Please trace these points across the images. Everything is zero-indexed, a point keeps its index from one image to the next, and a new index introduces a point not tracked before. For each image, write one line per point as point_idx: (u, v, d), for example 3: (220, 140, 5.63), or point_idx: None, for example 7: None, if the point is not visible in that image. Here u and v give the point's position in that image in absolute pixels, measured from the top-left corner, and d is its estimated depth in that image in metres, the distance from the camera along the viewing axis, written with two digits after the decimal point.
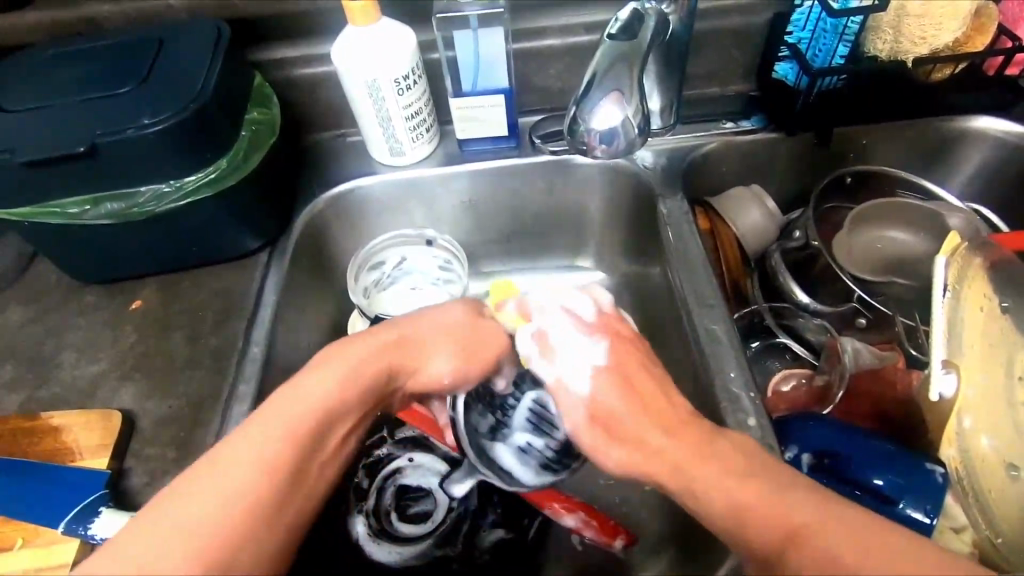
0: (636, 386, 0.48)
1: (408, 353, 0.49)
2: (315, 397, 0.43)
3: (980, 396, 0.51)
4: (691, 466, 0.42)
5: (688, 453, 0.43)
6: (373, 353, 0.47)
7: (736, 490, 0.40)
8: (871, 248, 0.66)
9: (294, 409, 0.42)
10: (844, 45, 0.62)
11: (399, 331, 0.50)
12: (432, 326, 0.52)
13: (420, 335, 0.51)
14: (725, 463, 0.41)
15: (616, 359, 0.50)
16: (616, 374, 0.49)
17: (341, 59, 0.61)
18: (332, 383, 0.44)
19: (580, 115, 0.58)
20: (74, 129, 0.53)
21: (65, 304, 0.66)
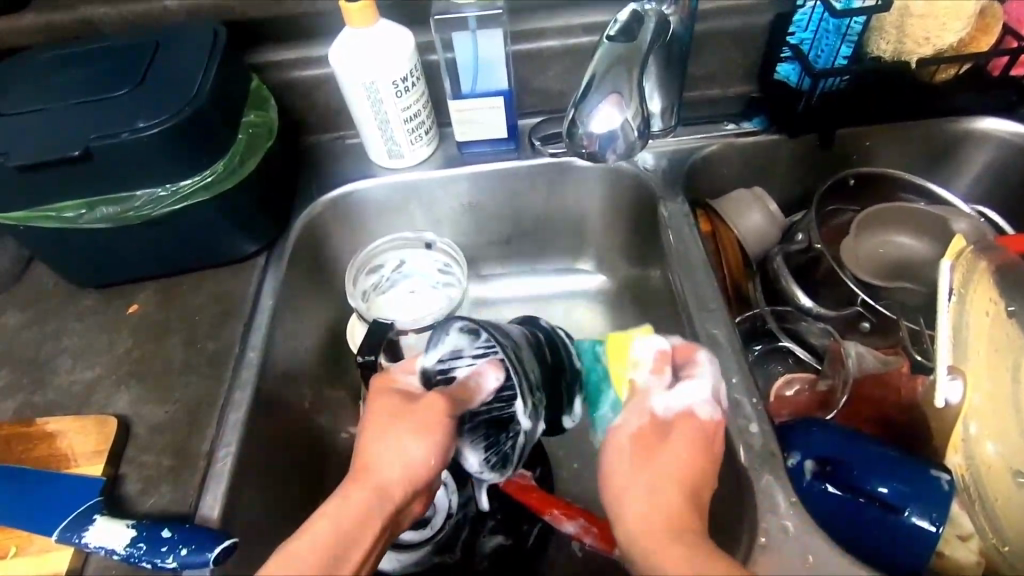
0: (678, 446, 0.46)
1: (392, 467, 0.46)
2: (314, 544, 0.40)
3: (986, 402, 0.50)
4: (664, 557, 0.39)
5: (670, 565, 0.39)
6: (351, 487, 0.44)
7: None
8: (873, 254, 0.65)
9: (292, 560, 0.39)
10: (846, 45, 0.61)
11: (373, 448, 0.47)
12: (405, 430, 0.47)
13: (377, 441, 0.47)
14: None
15: (694, 432, 0.48)
16: (639, 443, 0.47)
17: (338, 61, 0.61)
18: (328, 527, 0.42)
19: (579, 117, 0.58)
20: (69, 132, 0.53)
21: (62, 308, 0.65)
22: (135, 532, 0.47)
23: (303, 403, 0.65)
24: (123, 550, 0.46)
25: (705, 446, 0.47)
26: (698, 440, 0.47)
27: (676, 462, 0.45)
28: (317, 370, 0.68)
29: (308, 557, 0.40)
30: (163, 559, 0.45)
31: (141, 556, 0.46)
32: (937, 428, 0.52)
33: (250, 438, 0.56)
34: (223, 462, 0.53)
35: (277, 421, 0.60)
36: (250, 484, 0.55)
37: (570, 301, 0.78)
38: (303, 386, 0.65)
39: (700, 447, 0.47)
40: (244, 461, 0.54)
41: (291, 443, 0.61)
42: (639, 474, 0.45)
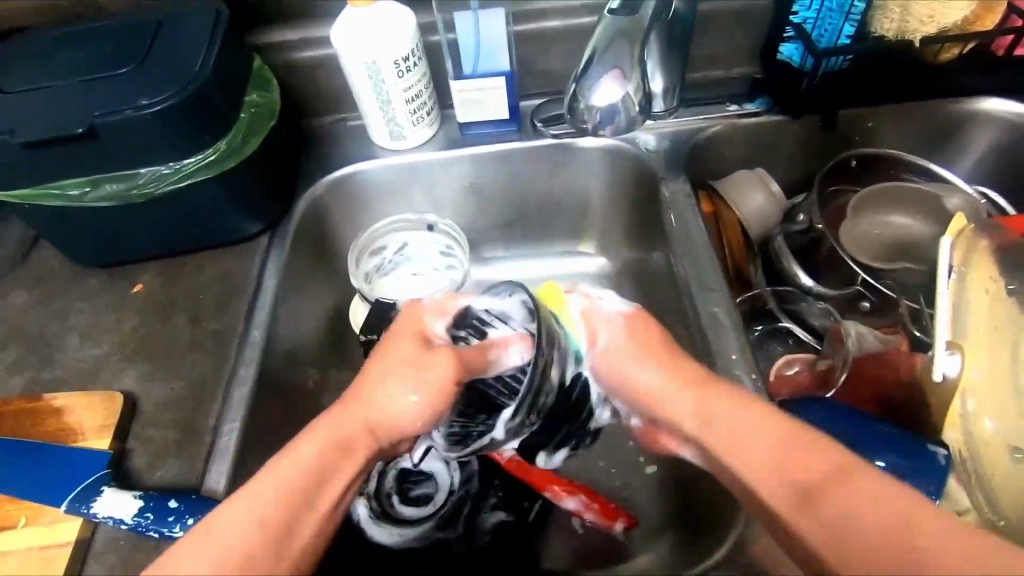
0: (659, 346, 0.53)
1: (385, 408, 0.49)
2: (298, 463, 0.44)
3: (987, 377, 0.50)
4: (728, 433, 0.46)
5: (723, 435, 0.46)
6: (348, 420, 0.48)
7: (773, 446, 0.43)
8: (866, 234, 0.65)
9: (279, 477, 0.43)
10: (850, 24, 0.61)
11: (370, 385, 0.50)
12: (406, 379, 0.50)
13: (378, 383, 0.50)
14: (755, 437, 0.44)
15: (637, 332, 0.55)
16: (629, 326, 0.55)
17: (339, 41, 0.61)
18: (324, 451, 0.45)
19: (580, 92, 0.59)
20: (72, 110, 0.53)
21: (68, 288, 0.66)
22: (143, 503, 0.48)
23: (307, 382, 0.65)
24: (131, 519, 0.47)
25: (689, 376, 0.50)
26: (644, 335, 0.54)
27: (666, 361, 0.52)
28: (321, 350, 0.69)
29: (297, 470, 0.44)
30: (171, 528, 0.46)
31: (149, 525, 0.47)
32: (936, 405, 0.53)
33: (255, 414, 0.57)
34: (229, 437, 0.54)
35: (282, 399, 0.61)
36: (255, 458, 0.55)
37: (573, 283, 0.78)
38: (307, 365, 0.66)
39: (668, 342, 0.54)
40: (250, 437, 0.55)
41: (296, 421, 0.62)
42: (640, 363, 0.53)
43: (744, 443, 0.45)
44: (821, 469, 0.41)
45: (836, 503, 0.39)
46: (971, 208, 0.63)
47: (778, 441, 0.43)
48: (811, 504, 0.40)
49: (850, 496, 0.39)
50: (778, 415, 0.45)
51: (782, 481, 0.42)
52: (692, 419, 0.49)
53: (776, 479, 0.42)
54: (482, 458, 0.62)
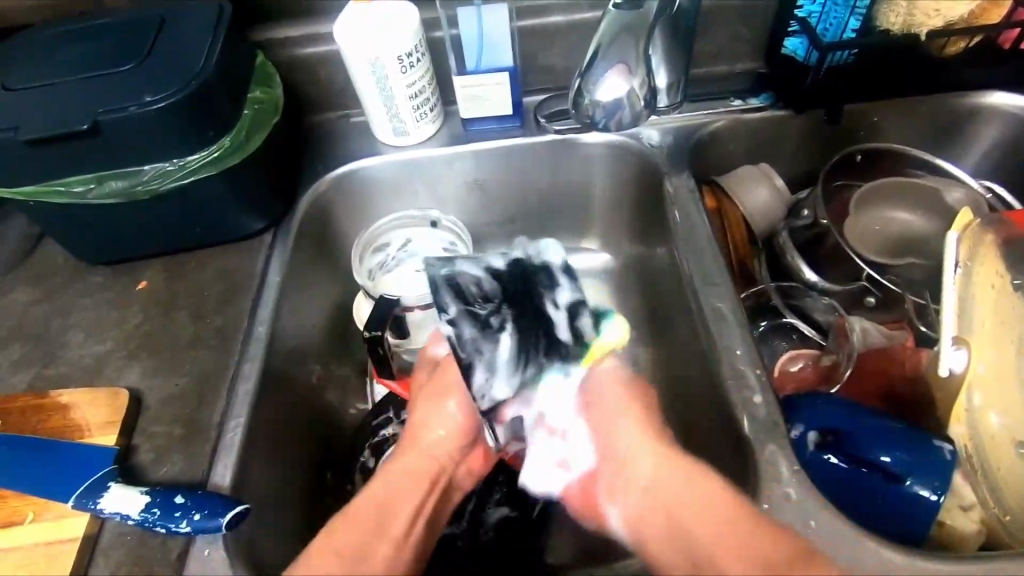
0: (626, 409, 0.53)
1: (431, 433, 0.55)
2: (371, 501, 0.49)
3: (990, 371, 0.51)
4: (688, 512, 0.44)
5: (685, 513, 0.45)
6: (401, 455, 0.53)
7: (726, 517, 0.43)
8: (869, 228, 0.65)
9: (355, 517, 0.47)
10: (856, 18, 0.61)
11: (417, 418, 0.56)
12: (437, 400, 0.56)
13: (419, 413, 0.56)
14: (716, 509, 0.43)
15: (621, 386, 0.54)
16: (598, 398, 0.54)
17: (342, 36, 0.60)
18: (391, 488, 0.50)
19: (584, 87, 0.59)
20: (76, 107, 0.53)
21: (72, 285, 0.66)
22: (149, 498, 0.48)
23: (311, 378, 0.65)
24: (137, 515, 0.47)
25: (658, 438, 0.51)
26: (628, 390, 0.55)
27: (639, 423, 0.52)
28: (325, 347, 0.69)
29: (364, 504, 0.48)
30: (178, 524, 0.46)
31: (156, 521, 0.47)
32: (942, 400, 0.52)
33: (260, 410, 0.57)
34: (234, 434, 0.54)
35: (287, 396, 0.61)
36: (260, 454, 0.56)
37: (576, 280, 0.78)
38: (311, 362, 0.66)
39: (647, 406, 0.54)
40: (254, 433, 0.55)
41: (300, 417, 0.62)
42: (610, 427, 0.53)
43: (716, 513, 0.43)
44: (778, 552, 0.40)
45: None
46: (972, 202, 0.63)
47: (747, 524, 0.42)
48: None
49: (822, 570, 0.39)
50: (718, 481, 0.45)
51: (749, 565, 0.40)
52: (656, 486, 0.47)
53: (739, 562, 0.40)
54: None
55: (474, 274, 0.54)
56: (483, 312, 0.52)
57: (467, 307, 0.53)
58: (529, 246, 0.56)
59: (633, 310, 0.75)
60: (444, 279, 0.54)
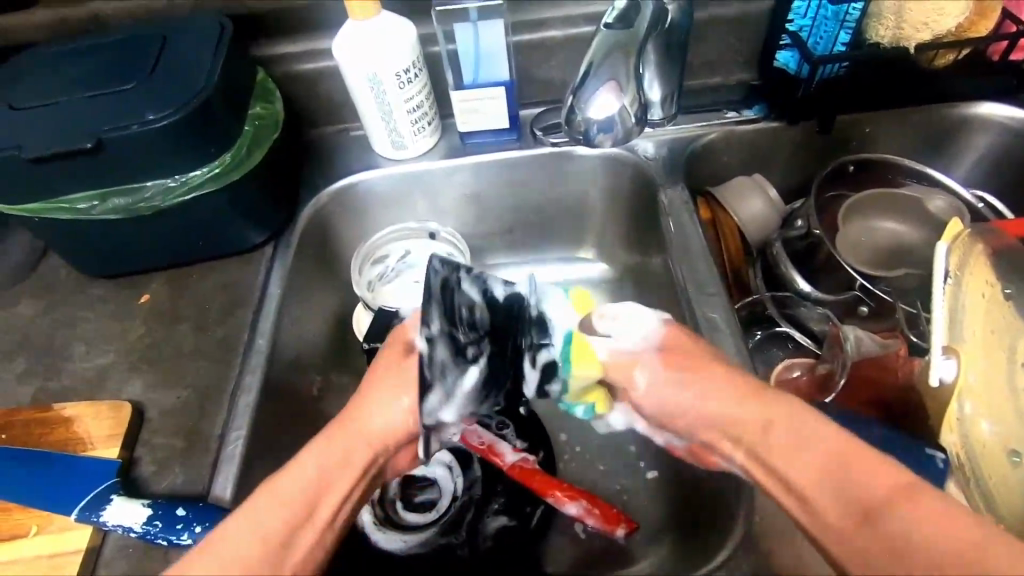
0: (698, 374, 0.49)
1: (377, 423, 0.48)
2: (297, 484, 0.44)
3: (980, 381, 0.51)
4: (774, 446, 0.44)
5: (778, 448, 0.44)
6: (340, 435, 0.47)
7: (822, 443, 0.42)
8: (853, 241, 0.66)
9: (280, 493, 0.43)
10: (844, 32, 0.63)
11: (365, 401, 0.49)
12: (392, 389, 0.50)
13: (365, 396, 0.50)
14: (808, 439, 0.42)
15: (672, 345, 0.52)
16: (665, 359, 0.51)
17: (341, 53, 0.62)
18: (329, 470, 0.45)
19: (577, 104, 0.60)
20: (80, 126, 0.54)
21: (76, 298, 0.67)
22: (151, 511, 0.49)
23: (312, 389, 0.66)
24: (139, 528, 0.48)
25: (748, 390, 0.47)
26: (676, 348, 0.52)
27: (716, 375, 0.49)
28: (325, 357, 0.69)
29: (296, 484, 0.44)
30: (179, 536, 0.47)
31: (157, 533, 0.48)
32: (933, 408, 0.53)
33: (260, 422, 0.57)
34: (234, 445, 0.54)
35: (288, 407, 0.62)
36: (261, 466, 0.56)
37: (574, 289, 0.78)
38: (311, 372, 0.67)
39: (703, 355, 0.51)
40: (255, 445, 0.56)
41: (301, 428, 0.63)
42: (686, 396, 0.50)
43: (798, 450, 0.42)
44: (876, 487, 0.38)
45: (901, 524, 0.36)
46: (954, 210, 0.65)
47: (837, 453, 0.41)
48: (869, 520, 0.38)
49: (923, 507, 0.37)
50: (818, 416, 0.43)
51: (840, 497, 0.39)
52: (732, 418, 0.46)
53: (828, 491, 0.40)
54: (484, 462, 0.64)
55: (470, 297, 0.52)
56: (464, 340, 0.51)
57: (451, 322, 0.51)
58: (535, 287, 0.55)
59: None
60: (440, 288, 0.51)
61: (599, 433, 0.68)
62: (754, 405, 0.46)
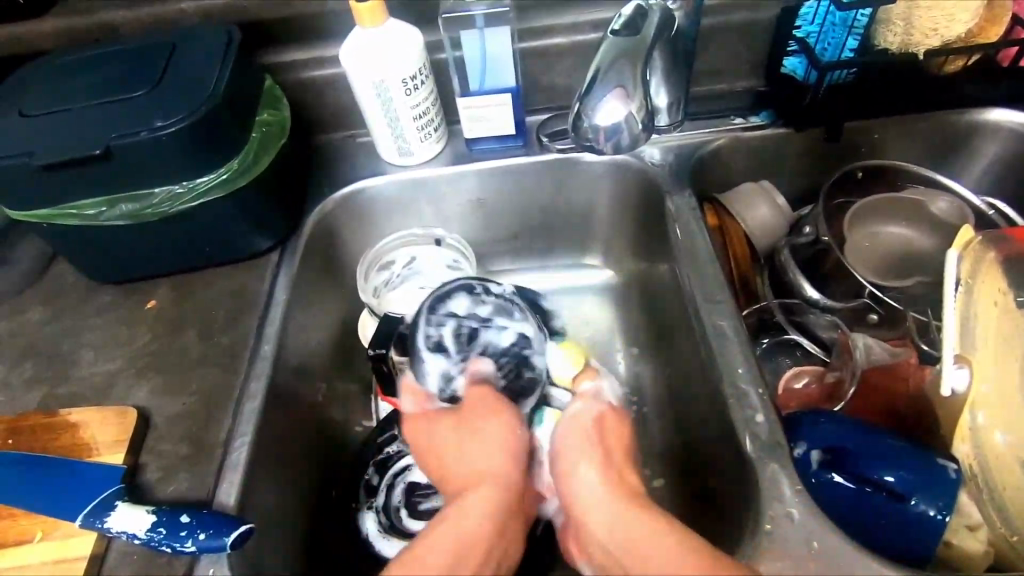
0: (592, 449, 0.52)
1: (494, 465, 0.50)
2: (444, 545, 0.43)
3: (994, 391, 0.50)
4: (640, 547, 0.43)
5: (647, 552, 0.43)
6: (479, 486, 0.48)
7: (686, 557, 0.41)
8: (858, 246, 0.65)
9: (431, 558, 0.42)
10: (853, 39, 0.62)
11: (472, 445, 0.52)
12: (492, 429, 0.53)
13: (467, 444, 0.52)
14: (671, 554, 0.42)
15: (607, 422, 0.55)
16: (580, 433, 0.53)
17: (348, 60, 0.62)
18: (464, 521, 0.46)
19: (584, 111, 0.59)
20: (89, 132, 0.54)
21: (84, 304, 0.67)
22: (155, 517, 0.48)
23: (317, 395, 0.66)
24: (143, 534, 0.48)
25: (630, 486, 0.49)
26: (598, 426, 0.54)
27: (603, 465, 0.50)
28: (330, 364, 0.69)
29: (450, 537, 0.44)
30: (182, 543, 0.47)
31: (161, 540, 0.47)
32: (945, 416, 0.53)
33: (266, 428, 0.57)
34: (239, 451, 0.54)
35: (293, 413, 0.62)
36: (266, 473, 0.56)
37: (578, 297, 0.78)
38: (316, 379, 0.67)
39: (616, 445, 0.53)
40: (259, 452, 0.56)
41: (305, 435, 0.63)
42: (571, 473, 0.51)
43: (647, 559, 0.43)
44: None
45: None
46: (958, 211, 0.63)
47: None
48: None
49: None
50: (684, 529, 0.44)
51: None
52: (605, 514, 0.47)
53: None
54: None
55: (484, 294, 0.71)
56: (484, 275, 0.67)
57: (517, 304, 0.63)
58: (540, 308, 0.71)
59: (637, 327, 0.75)
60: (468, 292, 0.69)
61: None
62: (628, 502, 0.47)
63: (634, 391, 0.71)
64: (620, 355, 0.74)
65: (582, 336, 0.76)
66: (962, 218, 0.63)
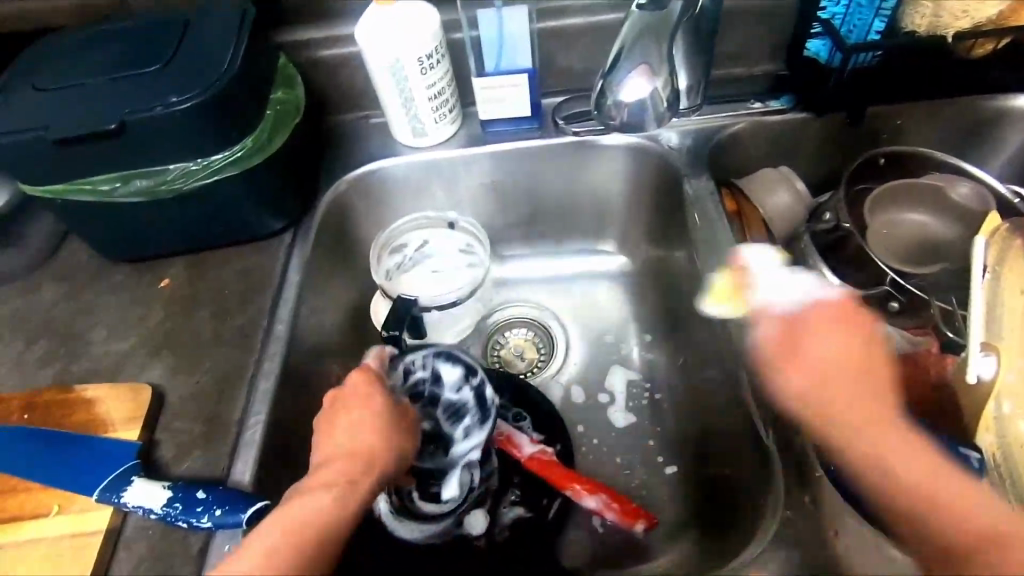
0: (837, 340, 0.48)
1: (357, 443, 0.47)
2: (298, 521, 0.41)
3: (1018, 380, 0.50)
4: (891, 454, 0.43)
5: (870, 461, 0.44)
6: (337, 468, 0.46)
7: (953, 492, 0.42)
8: (878, 233, 0.64)
9: (288, 520, 0.41)
10: (879, 20, 0.61)
11: (334, 428, 0.48)
12: (364, 412, 0.50)
13: (335, 423, 0.49)
14: (930, 477, 0.42)
15: (824, 307, 0.50)
16: (834, 325, 0.49)
17: (362, 38, 0.61)
18: (315, 499, 0.43)
19: (608, 88, 0.58)
20: (104, 107, 0.54)
21: (97, 282, 0.67)
22: (171, 493, 0.48)
23: (330, 376, 0.66)
24: (159, 510, 0.48)
25: (863, 359, 0.47)
26: (837, 311, 0.49)
27: (841, 348, 0.48)
28: (343, 346, 0.69)
29: (309, 514, 0.42)
30: (199, 519, 0.47)
31: (177, 515, 0.47)
32: (968, 406, 0.52)
33: (280, 408, 0.57)
34: (254, 430, 0.54)
35: (306, 394, 0.62)
36: (280, 452, 0.56)
37: (591, 283, 0.78)
38: (329, 360, 0.66)
39: (804, 336, 0.49)
40: (274, 431, 0.56)
41: (319, 416, 0.63)
42: (794, 369, 0.48)
43: (880, 466, 0.43)
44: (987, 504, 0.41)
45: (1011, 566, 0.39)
46: (980, 199, 0.62)
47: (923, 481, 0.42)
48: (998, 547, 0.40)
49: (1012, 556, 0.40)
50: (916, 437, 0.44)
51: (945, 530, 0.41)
52: (847, 415, 0.45)
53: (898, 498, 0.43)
54: (501, 454, 0.63)
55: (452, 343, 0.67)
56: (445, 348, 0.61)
57: (477, 412, 0.60)
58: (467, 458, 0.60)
59: (651, 314, 0.74)
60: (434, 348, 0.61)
61: (617, 427, 0.68)
62: (877, 382, 0.46)
63: (648, 377, 0.71)
64: (634, 341, 0.73)
65: (596, 322, 0.75)
66: (985, 204, 0.62)
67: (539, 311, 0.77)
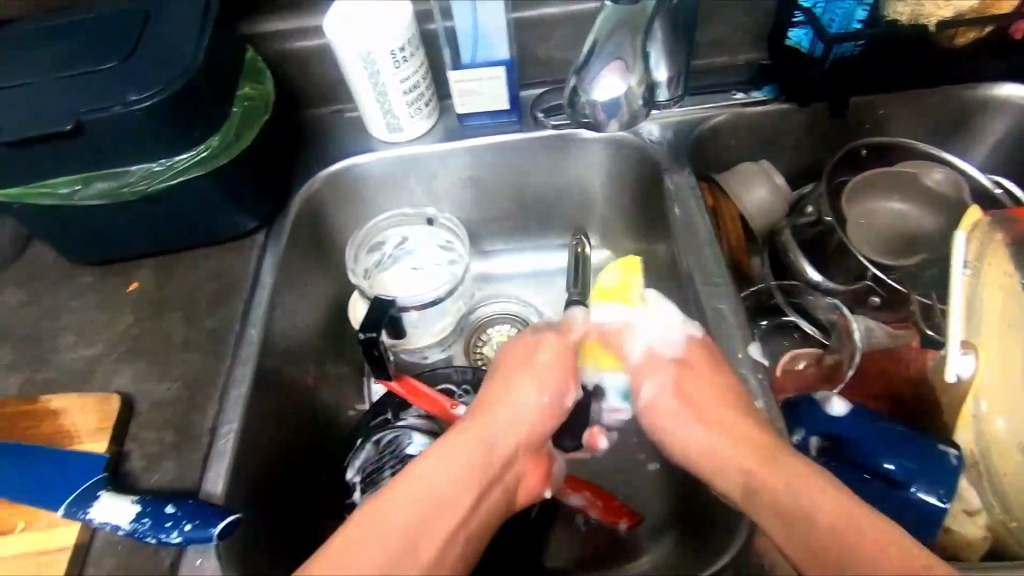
0: (703, 385, 0.53)
1: (519, 419, 0.53)
2: (437, 484, 0.47)
3: (998, 377, 0.49)
4: (772, 480, 0.45)
5: (767, 508, 0.45)
6: (470, 441, 0.51)
7: (820, 505, 0.42)
8: (857, 224, 0.63)
9: (433, 489, 0.47)
10: (862, 9, 0.58)
11: (512, 397, 0.54)
12: (524, 380, 0.55)
13: (500, 394, 0.54)
14: (797, 493, 0.44)
15: (693, 358, 0.54)
16: (679, 364, 0.55)
17: (332, 32, 0.59)
18: (448, 469, 0.48)
19: (581, 85, 0.57)
20: (58, 106, 0.52)
21: (63, 286, 0.65)
22: (139, 508, 0.47)
23: (306, 379, 0.65)
24: (127, 525, 0.47)
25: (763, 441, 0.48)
26: (699, 361, 0.54)
27: (727, 403, 0.52)
28: (319, 347, 0.68)
29: (441, 474, 0.48)
30: (168, 534, 0.46)
31: (146, 531, 0.46)
32: (949, 403, 0.52)
33: (253, 414, 0.56)
34: (226, 440, 0.53)
35: (281, 399, 0.60)
36: (254, 460, 0.55)
37: None
38: (305, 362, 0.65)
39: (702, 372, 0.53)
40: (247, 439, 0.55)
41: (294, 421, 0.61)
42: (695, 415, 0.53)
43: (753, 477, 0.47)
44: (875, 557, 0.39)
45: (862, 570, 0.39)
46: (954, 183, 0.62)
47: (795, 484, 0.44)
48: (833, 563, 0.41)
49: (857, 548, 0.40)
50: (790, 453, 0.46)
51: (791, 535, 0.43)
52: (740, 455, 0.48)
53: (768, 503, 0.45)
54: None
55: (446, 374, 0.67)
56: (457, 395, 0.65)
57: None
58: None
59: None
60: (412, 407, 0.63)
61: None
62: (767, 448, 0.48)
63: None
64: None
65: None
66: (958, 188, 0.61)
67: (521, 307, 0.75)
